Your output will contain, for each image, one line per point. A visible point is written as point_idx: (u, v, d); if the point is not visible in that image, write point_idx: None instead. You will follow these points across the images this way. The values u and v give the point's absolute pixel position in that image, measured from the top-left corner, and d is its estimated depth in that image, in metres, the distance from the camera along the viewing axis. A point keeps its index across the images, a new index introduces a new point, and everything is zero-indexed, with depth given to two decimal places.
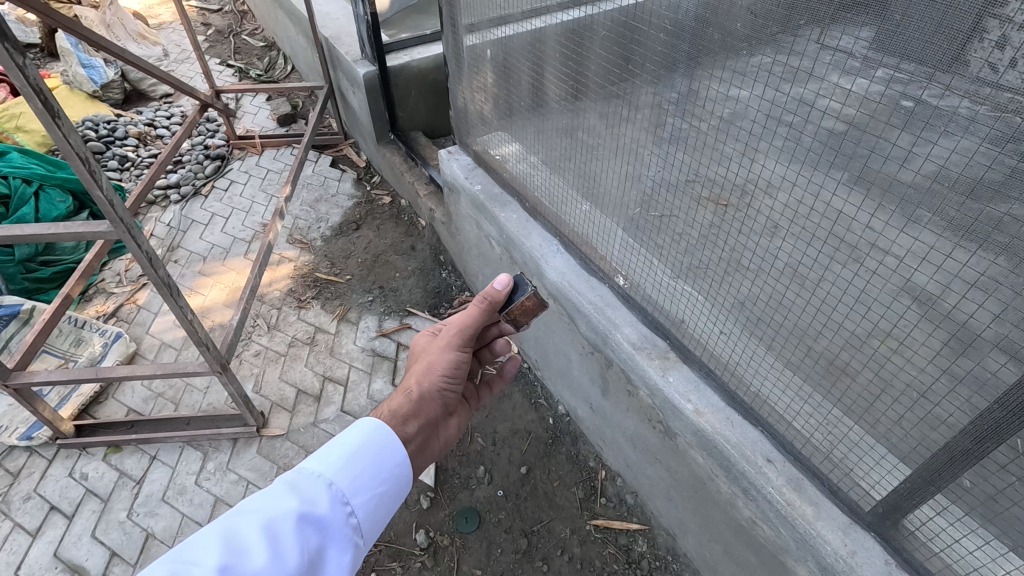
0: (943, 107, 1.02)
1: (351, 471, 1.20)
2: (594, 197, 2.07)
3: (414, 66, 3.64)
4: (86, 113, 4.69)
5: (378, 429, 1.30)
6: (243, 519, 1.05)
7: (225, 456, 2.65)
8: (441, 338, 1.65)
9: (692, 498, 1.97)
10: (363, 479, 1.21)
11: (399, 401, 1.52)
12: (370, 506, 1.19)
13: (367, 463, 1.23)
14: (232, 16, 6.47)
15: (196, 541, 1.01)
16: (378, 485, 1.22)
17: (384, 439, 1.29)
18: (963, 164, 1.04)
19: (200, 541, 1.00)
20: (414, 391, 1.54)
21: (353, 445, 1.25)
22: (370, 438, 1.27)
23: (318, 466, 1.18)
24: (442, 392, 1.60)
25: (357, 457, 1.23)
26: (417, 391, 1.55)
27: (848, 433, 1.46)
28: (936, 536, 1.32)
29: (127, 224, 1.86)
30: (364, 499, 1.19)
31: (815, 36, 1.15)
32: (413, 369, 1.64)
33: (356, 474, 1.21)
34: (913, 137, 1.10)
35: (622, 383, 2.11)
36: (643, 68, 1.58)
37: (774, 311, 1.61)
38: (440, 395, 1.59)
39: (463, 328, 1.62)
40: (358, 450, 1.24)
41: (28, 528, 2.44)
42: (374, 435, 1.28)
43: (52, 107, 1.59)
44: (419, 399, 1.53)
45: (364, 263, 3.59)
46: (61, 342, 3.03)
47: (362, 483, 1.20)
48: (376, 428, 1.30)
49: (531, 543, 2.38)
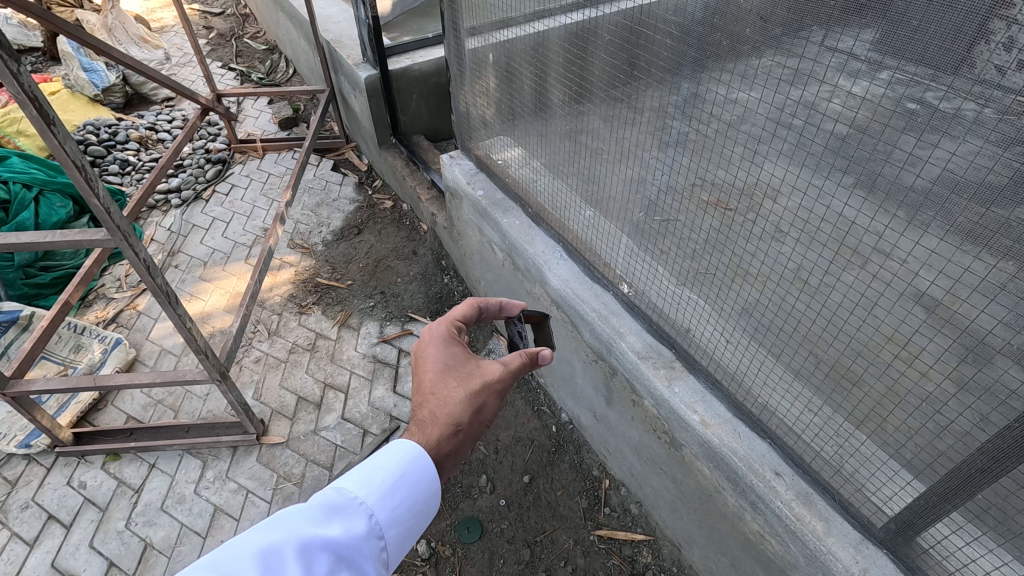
0: (945, 109, 1.00)
1: (389, 501, 1.17)
2: (597, 203, 2.04)
3: (416, 70, 3.63)
4: (86, 116, 4.67)
5: (421, 458, 1.26)
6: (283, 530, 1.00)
7: (225, 464, 2.63)
8: (490, 370, 1.50)
9: (698, 510, 1.94)
10: (399, 510, 1.18)
11: (446, 436, 1.36)
12: (400, 540, 1.16)
13: (406, 493, 1.20)
14: (234, 20, 6.47)
15: (234, 551, 0.95)
16: (412, 519, 1.19)
17: (423, 470, 1.25)
18: (967, 165, 1.02)
19: (238, 550, 0.94)
20: (464, 430, 1.39)
21: (393, 471, 1.21)
22: (411, 466, 1.24)
23: (358, 490, 1.15)
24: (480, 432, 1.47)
25: (396, 485, 1.20)
26: (466, 431, 1.40)
27: (859, 447, 1.42)
28: (951, 555, 1.28)
29: (124, 231, 1.84)
30: (397, 532, 1.16)
31: (818, 39, 1.12)
32: (452, 390, 1.45)
33: (394, 503, 1.17)
34: (915, 139, 1.07)
35: (626, 392, 2.08)
36: (648, 73, 1.56)
37: (776, 317, 1.58)
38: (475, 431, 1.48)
39: (514, 374, 1.54)
40: (398, 477, 1.21)
41: (25, 537, 2.42)
42: (415, 463, 1.25)
43: (47, 114, 1.57)
44: (466, 441, 1.40)
45: (365, 267, 3.56)
46: (60, 348, 3.01)
47: (398, 514, 1.17)
48: (416, 456, 1.26)
49: (534, 554, 2.34)
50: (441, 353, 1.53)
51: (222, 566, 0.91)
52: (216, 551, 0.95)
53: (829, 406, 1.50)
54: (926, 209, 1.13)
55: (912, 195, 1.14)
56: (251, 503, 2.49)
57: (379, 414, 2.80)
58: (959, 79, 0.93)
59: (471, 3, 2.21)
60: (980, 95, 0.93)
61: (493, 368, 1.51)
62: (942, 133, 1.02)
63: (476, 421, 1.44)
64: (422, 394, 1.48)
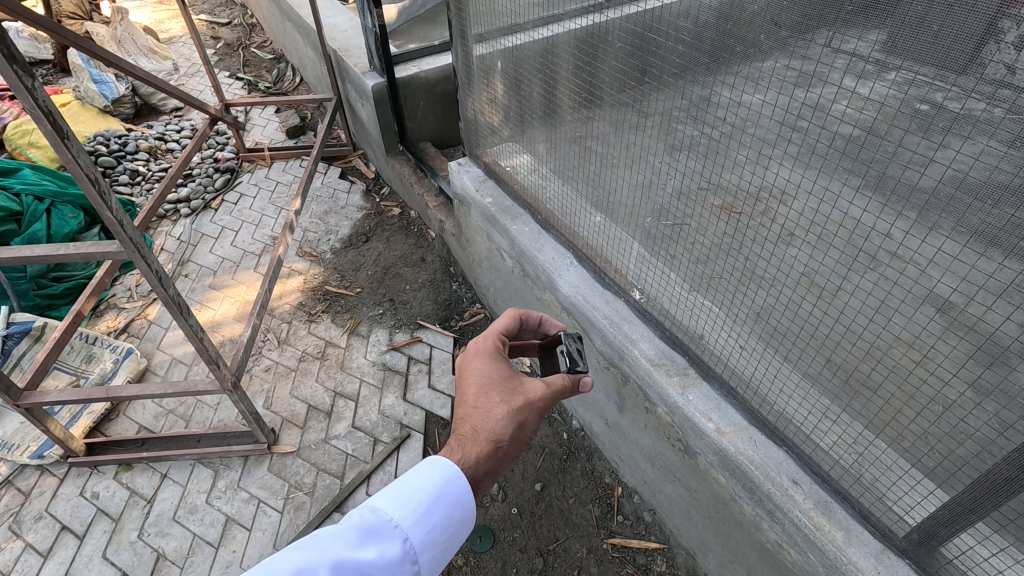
0: (953, 108, 1.00)
1: (424, 523, 1.15)
2: (607, 209, 2.03)
3: (422, 77, 3.63)
4: (96, 127, 4.71)
5: (455, 479, 1.24)
6: (318, 552, 1.01)
7: (236, 474, 2.63)
8: (530, 388, 1.46)
9: (713, 519, 1.92)
10: (435, 533, 1.17)
11: (484, 453, 1.34)
12: (433, 563, 1.16)
13: (440, 515, 1.19)
14: (240, 29, 6.53)
15: None
16: (446, 541, 1.19)
17: (458, 492, 1.23)
18: (971, 164, 1.01)
19: (275, 570, 0.96)
20: (502, 446, 1.36)
21: (428, 492, 1.20)
22: (447, 488, 1.22)
23: (392, 511, 1.14)
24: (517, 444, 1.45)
25: (431, 507, 1.18)
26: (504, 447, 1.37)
27: (879, 455, 1.41)
28: (976, 565, 1.26)
29: (136, 242, 1.84)
30: (430, 555, 1.16)
31: (824, 40, 1.12)
32: (495, 407, 1.41)
33: (429, 526, 1.16)
34: (922, 138, 1.08)
35: (639, 400, 2.06)
36: (661, 80, 1.54)
37: (789, 321, 1.57)
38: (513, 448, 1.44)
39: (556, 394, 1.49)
40: (434, 499, 1.19)
41: (38, 548, 2.42)
42: (451, 485, 1.23)
43: (61, 129, 1.58)
44: (504, 457, 1.37)
45: (373, 275, 3.57)
46: (72, 358, 3.02)
47: (432, 538, 1.16)
48: (452, 477, 1.24)
49: (547, 563, 2.32)
50: (483, 371, 1.48)
51: None
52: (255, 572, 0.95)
53: (847, 414, 1.49)
54: (949, 214, 1.11)
55: (930, 199, 1.13)
56: (262, 513, 2.49)
57: (389, 422, 2.80)
58: (965, 78, 0.93)
59: (479, 9, 2.21)
60: (986, 94, 0.94)
61: (535, 386, 1.46)
62: (949, 132, 1.02)
63: (516, 440, 1.41)
64: (463, 407, 1.44)
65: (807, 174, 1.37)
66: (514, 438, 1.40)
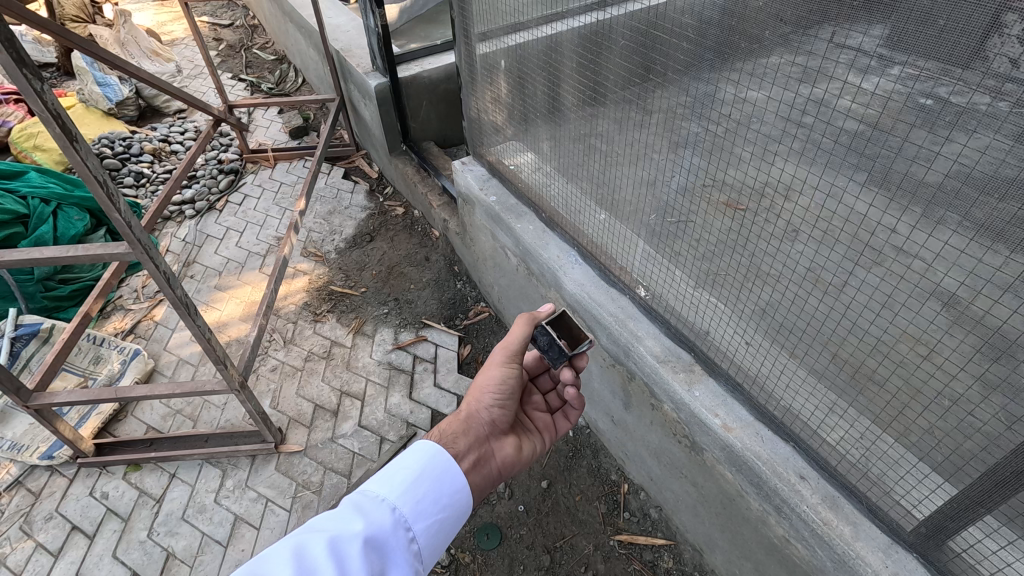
0: (957, 102, 1.00)
1: (413, 495, 1.21)
2: (611, 206, 2.03)
3: (425, 77, 3.63)
4: (100, 130, 4.73)
5: (437, 454, 1.32)
6: (311, 533, 1.03)
7: (244, 473, 2.64)
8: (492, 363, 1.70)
9: (720, 515, 1.92)
10: (425, 504, 1.21)
11: (450, 422, 1.55)
12: (429, 532, 1.19)
13: (428, 488, 1.24)
14: (242, 31, 6.55)
15: (267, 557, 0.96)
16: (438, 512, 1.23)
17: (443, 465, 1.30)
18: (978, 158, 1.01)
19: (271, 550, 0.98)
20: (461, 411, 1.57)
21: (414, 470, 1.26)
22: (430, 464, 1.29)
23: (380, 490, 1.19)
24: (490, 411, 1.60)
25: (418, 482, 1.24)
26: (466, 411, 1.58)
27: (886, 450, 1.42)
28: (985, 558, 1.26)
29: (144, 243, 1.85)
30: (425, 525, 1.19)
31: (828, 35, 1.12)
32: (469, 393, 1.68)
33: (418, 498, 1.21)
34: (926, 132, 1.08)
35: (645, 397, 2.06)
36: (664, 77, 1.55)
37: (795, 318, 1.58)
38: (486, 415, 1.60)
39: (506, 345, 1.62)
40: (420, 475, 1.25)
41: (49, 548, 2.44)
42: (434, 461, 1.30)
43: (70, 131, 1.59)
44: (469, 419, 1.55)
45: (378, 275, 3.58)
46: (80, 360, 3.05)
47: (424, 508, 1.20)
48: (434, 454, 1.32)
49: (554, 560, 2.33)
50: None
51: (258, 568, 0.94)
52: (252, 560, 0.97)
53: (854, 409, 1.49)
54: (954, 208, 1.11)
55: (937, 193, 1.13)
56: (271, 512, 2.50)
57: (395, 421, 2.81)
58: (969, 73, 0.93)
59: (482, 8, 2.22)
60: (991, 88, 0.94)
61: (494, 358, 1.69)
62: (954, 127, 1.02)
63: (479, 402, 1.60)
64: None
65: (813, 169, 1.37)
66: (476, 401, 1.60)
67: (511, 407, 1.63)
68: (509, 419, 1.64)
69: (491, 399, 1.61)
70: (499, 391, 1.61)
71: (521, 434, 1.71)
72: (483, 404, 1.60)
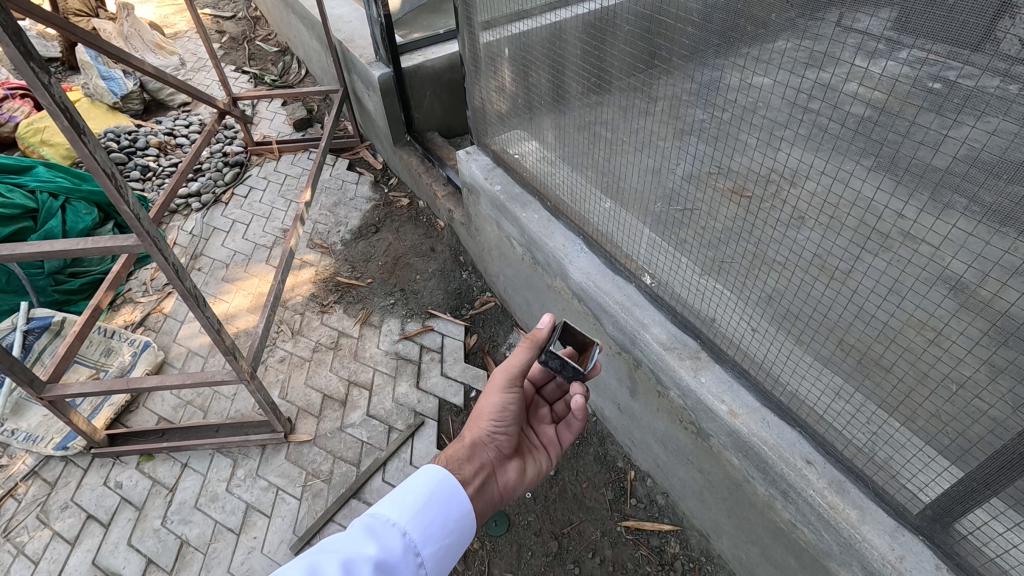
0: (967, 85, 0.99)
1: (421, 519, 1.25)
2: (616, 194, 2.03)
3: (428, 67, 3.62)
4: (107, 124, 4.76)
5: (446, 478, 1.35)
6: (323, 554, 1.08)
7: (254, 462, 2.67)
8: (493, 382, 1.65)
9: (726, 500, 1.94)
10: (433, 529, 1.26)
11: (454, 448, 1.55)
12: (436, 557, 1.23)
13: (437, 512, 1.29)
14: (245, 23, 6.54)
15: None
16: (446, 536, 1.27)
17: (452, 488, 1.34)
18: (988, 140, 1.01)
19: (285, 572, 1.03)
20: (465, 437, 1.57)
21: (424, 493, 1.30)
22: (440, 487, 1.33)
23: (391, 513, 1.24)
24: (493, 436, 1.60)
25: (428, 506, 1.28)
26: (469, 436, 1.57)
27: (893, 435, 1.42)
28: (991, 541, 1.27)
29: (153, 236, 1.86)
30: (432, 549, 1.24)
31: (836, 18, 1.10)
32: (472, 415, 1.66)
33: (427, 523, 1.26)
34: (934, 116, 1.07)
35: (651, 383, 2.07)
36: (669, 63, 1.53)
37: (803, 305, 1.56)
38: (490, 441, 1.60)
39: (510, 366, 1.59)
40: (429, 498, 1.30)
41: (66, 536, 2.49)
42: (443, 483, 1.34)
43: (77, 124, 1.60)
44: (473, 445, 1.55)
45: (384, 266, 3.59)
46: (91, 352, 3.08)
47: (432, 532, 1.25)
48: (443, 477, 1.35)
49: (562, 546, 2.36)
50: None
51: None
52: None
53: (860, 394, 1.50)
54: (962, 192, 1.12)
55: (943, 175, 1.14)
56: (282, 501, 2.54)
57: (403, 410, 2.83)
58: (977, 55, 0.91)
59: None
60: (1001, 71, 0.93)
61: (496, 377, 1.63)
62: (964, 111, 1.02)
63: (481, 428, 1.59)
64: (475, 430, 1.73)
65: (820, 154, 1.36)
66: (478, 427, 1.60)
67: (513, 430, 1.62)
68: (513, 443, 1.64)
69: (492, 425, 1.60)
70: (500, 418, 1.59)
71: (523, 454, 1.69)
72: (486, 429, 1.59)
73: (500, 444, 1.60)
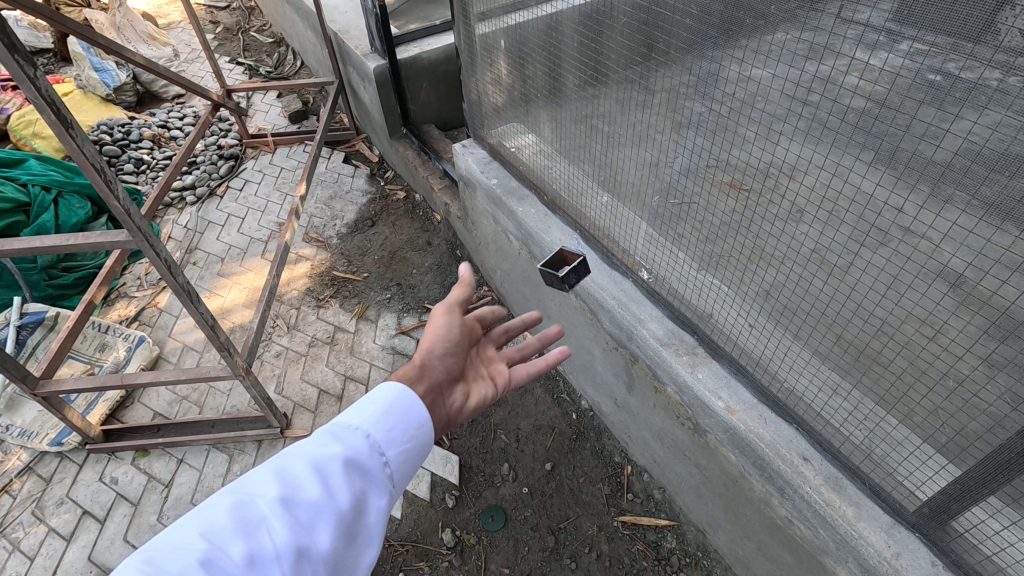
0: (967, 78, 0.97)
1: (385, 424, 1.17)
2: (613, 188, 2.01)
3: (424, 58, 3.58)
4: (99, 116, 4.71)
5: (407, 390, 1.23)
6: (287, 459, 1.05)
7: (250, 458, 2.67)
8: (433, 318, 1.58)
9: (723, 496, 1.93)
10: (396, 432, 1.17)
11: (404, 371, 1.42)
12: (402, 459, 1.17)
13: (399, 417, 1.19)
14: (239, 13, 6.46)
15: (248, 480, 1.02)
16: (409, 441, 1.18)
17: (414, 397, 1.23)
18: (989, 135, 0.99)
19: (248, 479, 1.02)
20: (415, 360, 1.46)
21: (387, 400, 1.20)
22: (402, 395, 1.21)
23: (354, 418, 1.15)
24: (443, 359, 1.50)
25: (390, 413, 1.18)
26: (420, 360, 1.46)
27: (890, 431, 1.41)
28: (988, 538, 1.27)
29: (144, 231, 1.84)
30: (398, 450, 1.17)
31: (836, 10, 1.09)
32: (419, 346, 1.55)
33: (390, 426, 1.17)
34: (935, 110, 1.05)
35: (648, 379, 2.06)
36: (667, 55, 1.50)
37: (801, 300, 1.56)
38: (441, 364, 1.49)
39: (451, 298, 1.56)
40: (390, 406, 1.19)
41: (62, 532, 2.48)
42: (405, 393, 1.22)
43: (64, 118, 1.58)
44: (423, 366, 1.45)
45: (381, 260, 3.57)
46: (86, 347, 3.07)
47: (395, 436, 1.17)
48: (402, 390, 1.23)
49: (559, 541, 2.36)
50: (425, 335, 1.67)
51: (237, 497, 0.98)
52: (231, 484, 1.01)
53: (858, 390, 1.49)
54: (962, 188, 1.09)
55: (943, 171, 1.11)
56: None
57: None
58: (980, 46, 0.90)
59: None
60: (1003, 63, 0.91)
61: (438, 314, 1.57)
62: (965, 105, 1.00)
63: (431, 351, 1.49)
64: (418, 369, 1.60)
65: (819, 149, 1.34)
66: (426, 350, 1.50)
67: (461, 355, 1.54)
68: (459, 368, 1.55)
69: (443, 347, 1.51)
70: (449, 344, 1.52)
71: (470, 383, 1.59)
72: (435, 352, 1.50)
73: (450, 369, 1.51)
